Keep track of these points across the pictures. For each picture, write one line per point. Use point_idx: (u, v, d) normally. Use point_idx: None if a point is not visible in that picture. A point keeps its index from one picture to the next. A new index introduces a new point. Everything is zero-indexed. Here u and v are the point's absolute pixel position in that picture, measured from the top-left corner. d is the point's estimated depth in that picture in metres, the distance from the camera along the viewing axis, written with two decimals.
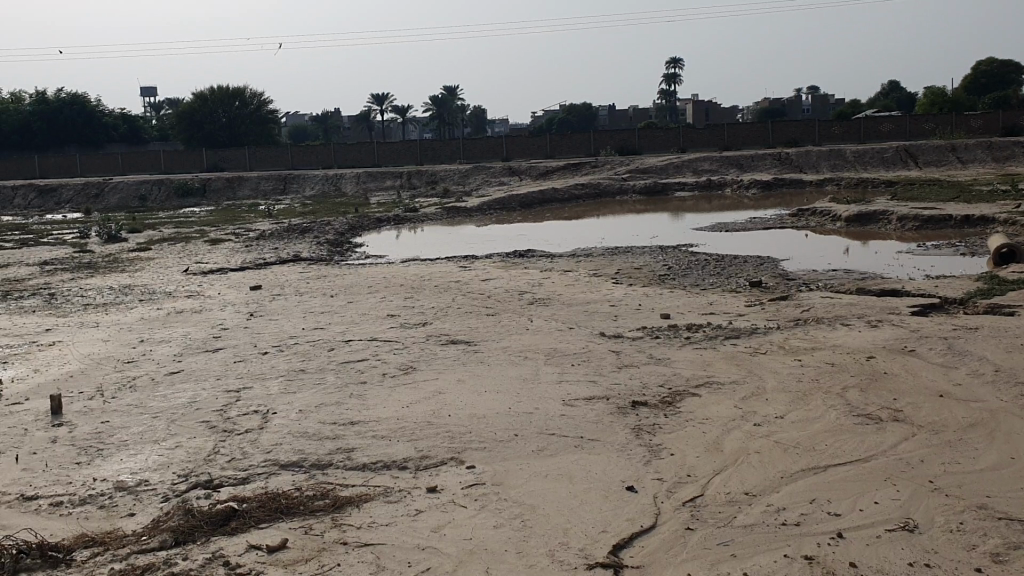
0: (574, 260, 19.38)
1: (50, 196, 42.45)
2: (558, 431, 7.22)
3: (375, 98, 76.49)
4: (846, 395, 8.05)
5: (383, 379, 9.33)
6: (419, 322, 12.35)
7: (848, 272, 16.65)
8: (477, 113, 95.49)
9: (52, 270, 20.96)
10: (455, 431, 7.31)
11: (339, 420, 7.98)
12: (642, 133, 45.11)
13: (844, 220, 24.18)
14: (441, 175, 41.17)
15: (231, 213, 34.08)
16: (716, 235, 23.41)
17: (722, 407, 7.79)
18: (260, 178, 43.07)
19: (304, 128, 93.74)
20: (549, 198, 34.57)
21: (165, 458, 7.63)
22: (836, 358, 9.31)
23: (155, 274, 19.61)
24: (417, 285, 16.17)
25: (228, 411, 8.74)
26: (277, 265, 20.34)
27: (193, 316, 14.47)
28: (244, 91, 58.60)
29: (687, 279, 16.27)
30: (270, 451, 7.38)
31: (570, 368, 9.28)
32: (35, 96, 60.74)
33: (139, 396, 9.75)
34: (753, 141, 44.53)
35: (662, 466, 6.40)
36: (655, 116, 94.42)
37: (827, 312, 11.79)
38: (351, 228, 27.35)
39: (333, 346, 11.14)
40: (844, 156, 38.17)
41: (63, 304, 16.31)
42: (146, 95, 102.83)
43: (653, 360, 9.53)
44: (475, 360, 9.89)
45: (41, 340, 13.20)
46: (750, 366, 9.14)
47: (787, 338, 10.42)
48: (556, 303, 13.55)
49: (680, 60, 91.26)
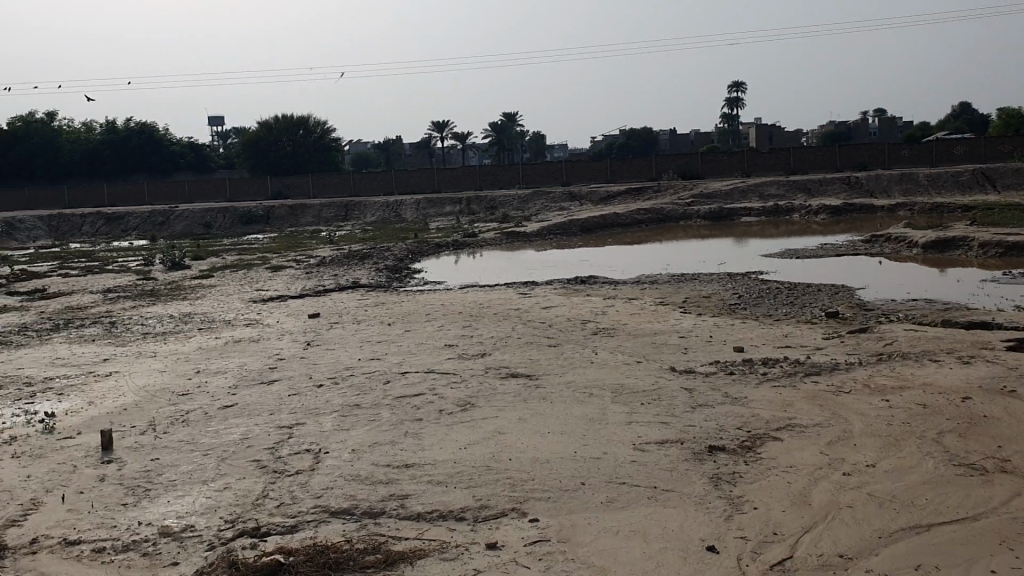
0: (638, 287, 18.79)
1: (118, 223, 43.24)
2: (628, 479, 6.68)
3: (436, 124, 76.85)
4: (943, 441, 7.35)
5: (441, 416, 8.87)
6: (479, 354, 11.91)
7: (930, 302, 15.77)
8: (536, 139, 95.43)
9: (115, 297, 21.04)
10: (517, 478, 6.81)
11: (393, 461, 7.54)
12: (704, 158, 44.36)
13: (920, 247, 23.19)
14: (501, 201, 40.92)
15: (293, 240, 34.20)
16: (786, 262, 22.58)
17: (807, 454, 7.17)
18: (321, 206, 43.30)
19: (366, 155, 94.71)
20: (610, 224, 34.00)
21: (212, 501, 7.26)
22: (928, 399, 8.60)
23: (216, 302, 19.53)
24: (477, 313, 15.74)
25: (279, 450, 8.36)
26: (336, 292, 20.12)
27: (251, 345, 14.25)
28: (308, 119, 59.30)
29: (759, 309, 15.60)
30: (320, 495, 6.97)
31: (639, 407, 8.72)
32: (107, 126, 62.31)
33: (190, 432, 9.43)
34: (820, 164, 43.44)
35: (745, 523, 5.83)
36: (717, 141, 93.47)
37: (913, 346, 11.05)
38: (410, 254, 27.12)
39: (389, 379, 10.74)
40: (916, 180, 36.90)
41: (124, 333, 16.24)
42: (213, 124, 105.14)
43: (728, 399, 8.92)
44: (537, 396, 9.39)
45: (98, 370, 13.06)
46: (834, 407, 8.49)
47: (871, 375, 9.72)
48: (622, 334, 12.99)
49: (743, 84, 90.17)
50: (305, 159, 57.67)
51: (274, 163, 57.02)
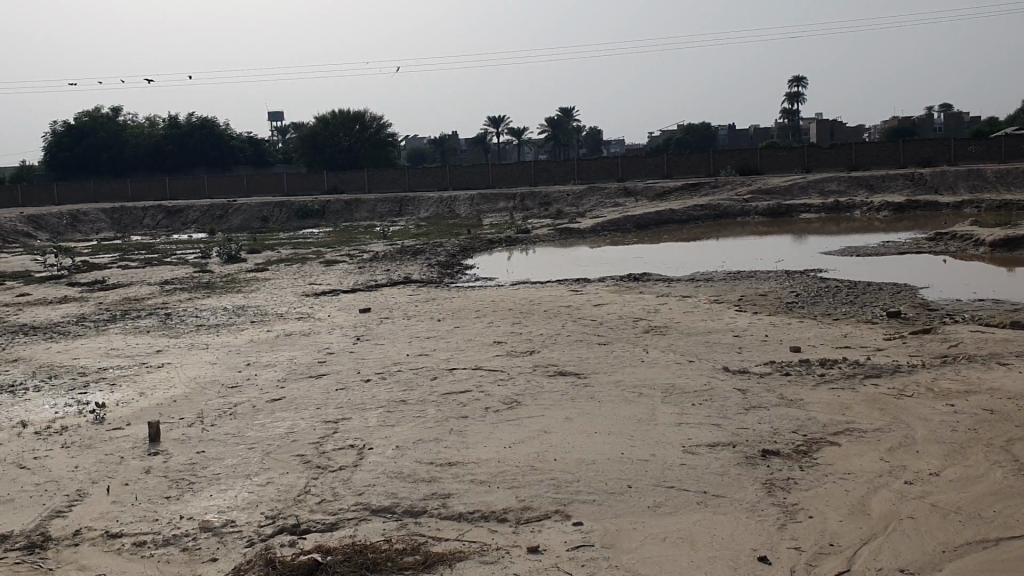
0: (692, 285, 18.46)
1: (177, 217, 43.92)
2: (677, 484, 6.44)
3: (491, 120, 76.83)
4: (1012, 450, 6.97)
5: (487, 414, 8.72)
6: (528, 351, 11.73)
7: (998, 303, 15.18)
8: (593, 134, 94.87)
9: (172, 289, 21.31)
10: (561, 480, 6.62)
11: (436, 459, 7.39)
12: (763, 154, 43.60)
13: (988, 245, 22.43)
14: (555, 197, 40.69)
15: (347, 234, 34.36)
16: (846, 260, 22.01)
17: (866, 461, 6.85)
18: (376, 201, 43.50)
19: (422, 151, 95.11)
20: (665, 220, 33.56)
21: (255, 496, 7.19)
22: (996, 404, 8.20)
23: (269, 295, 19.66)
24: (527, 310, 15.56)
25: (323, 445, 8.27)
26: (388, 287, 20.13)
27: (301, 338, 14.26)
28: (364, 114, 59.60)
29: (817, 308, 15.18)
30: (361, 492, 6.85)
31: (689, 408, 8.47)
32: (169, 120, 63.38)
33: (237, 425, 9.39)
34: (883, 160, 42.40)
35: (799, 532, 5.57)
36: (776, 136, 92.04)
37: (980, 349, 10.59)
38: (463, 249, 27.06)
39: (436, 375, 10.61)
40: (983, 177, 35.80)
41: (177, 324, 16.39)
42: (273, 120, 106.59)
43: (784, 401, 8.61)
44: (585, 396, 9.18)
45: (151, 362, 13.15)
46: (896, 412, 8.13)
47: (936, 378, 9.32)
48: (675, 332, 12.71)
49: (804, 79, 88.60)
50: (362, 154, 58.01)
51: (331, 158, 57.50)
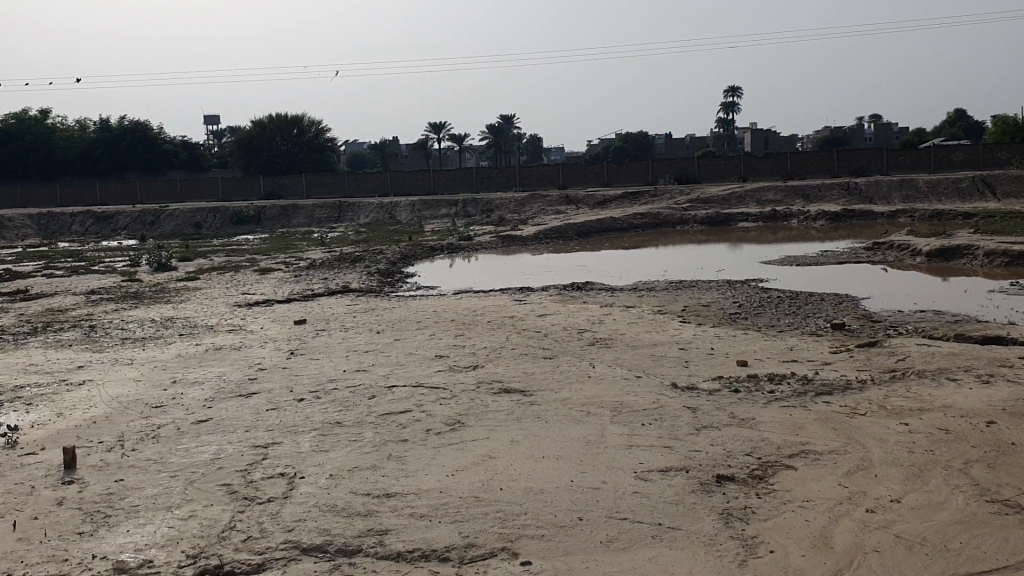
0: (635, 295, 18.22)
1: (107, 223, 42.56)
2: (630, 514, 6.09)
3: (432, 126, 76.27)
4: (971, 473, 6.75)
5: (427, 437, 8.27)
6: (470, 366, 11.30)
7: (938, 314, 15.19)
8: (533, 142, 94.99)
9: (98, 299, 20.41)
10: (508, 512, 6.21)
11: (374, 490, 6.92)
12: (701, 162, 43.87)
13: (925, 255, 22.64)
14: (496, 204, 40.33)
15: (284, 241, 33.61)
16: (787, 270, 22.01)
17: (825, 487, 6.57)
18: (314, 207, 42.65)
19: (362, 157, 94.16)
20: (606, 227, 33.43)
21: (175, 532, 6.64)
22: (950, 423, 8.00)
23: (200, 305, 18.92)
24: (469, 321, 15.12)
25: (252, 473, 7.74)
26: (325, 297, 19.54)
27: (233, 353, 13.61)
28: (303, 118, 58.54)
29: (761, 319, 15.01)
30: (291, 529, 6.35)
31: (639, 429, 8.12)
32: (100, 124, 61.59)
33: (160, 450, 8.77)
34: (818, 170, 42.87)
35: (761, 570, 5.25)
36: (712, 145, 93.09)
37: (928, 364, 10.46)
38: (403, 257, 26.47)
39: (374, 394, 10.11)
40: (916, 187, 36.37)
41: (102, 338, 15.59)
42: (208, 123, 104.60)
43: (735, 421, 8.31)
44: (531, 416, 8.78)
45: (71, 379, 12.40)
46: (851, 432, 7.88)
47: (887, 396, 9.12)
48: (620, 346, 12.38)
49: (739, 89, 89.80)
50: (300, 159, 57.04)
51: (268, 162, 56.41)
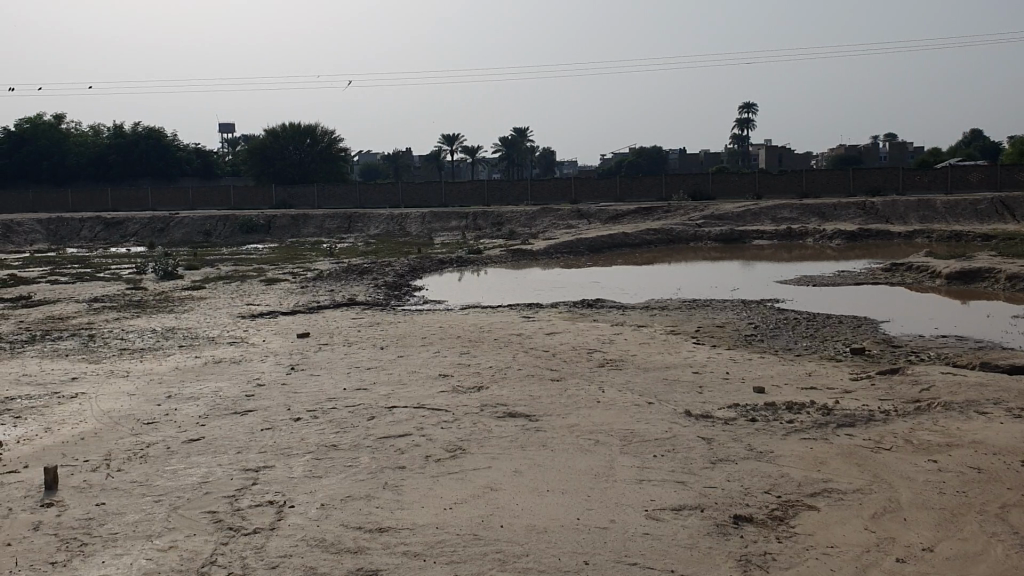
0: (646, 314, 17.75)
1: (116, 229, 42.35)
2: (640, 559, 5.72)
3: (445, 138, 76.13)
4: (1008, 518, 6.29)
5: (426, 464, 7.84)
6: (475, 387, 10.86)
7: (962, 339, 14.66)
8: (547, 155, 94.99)
9: (100, 307, 20.10)
10: (508, 554, 5.85)
11: (366, 523, 6.52)
12: (715, 177, 43.34)
13: (944, 278, 22.04)
14: (508, 217, 39.95)
15: (294, 251, 33.22)
16: (802, 290, 21.48)
17: (850, 531, 6.12)
18: (324, 216, 42.36)
19: (376, 168, 94.10)
20: (618, 242, 32.97)
21: (152, 565, 6.15)
22: (981, 460, 7.53)
23: (203, 315, 18.61)
24: (475, 338, 14.67)
25: (240, 500, 7.30)
26: (330, 309, 19.15)
27: (231, 367, 13.19)
28: (316, 127, 58.35)
29: (777, 341, 14.54)
30: (275, 566, 5.93)
31: (650, 462, 7.66)
32: (114, 129, 61.62)
33: (146, 471, 8.27)
34: (833, 188, 42.11)
35: None
36: (727, 161, 92.81)
37: (956, 394, 9.97)
38: (411, 269, 26.15)
39: (373, 416, 9.67)
40: (933, 207, 35.67)
41: (101, 348, 15.22)
42: (223, 130, 104.68)
43: (753, 455, 7.84)
44: (536, 444, 8.33)
45: (64, 392, 11.98)
46: (877, 468, 7.42)
47: (913, 429, 8.62)
48: (632, 368, 11.91)
49: (755, 105, 89.50)
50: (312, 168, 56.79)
51: (281, 171, 56.15)
